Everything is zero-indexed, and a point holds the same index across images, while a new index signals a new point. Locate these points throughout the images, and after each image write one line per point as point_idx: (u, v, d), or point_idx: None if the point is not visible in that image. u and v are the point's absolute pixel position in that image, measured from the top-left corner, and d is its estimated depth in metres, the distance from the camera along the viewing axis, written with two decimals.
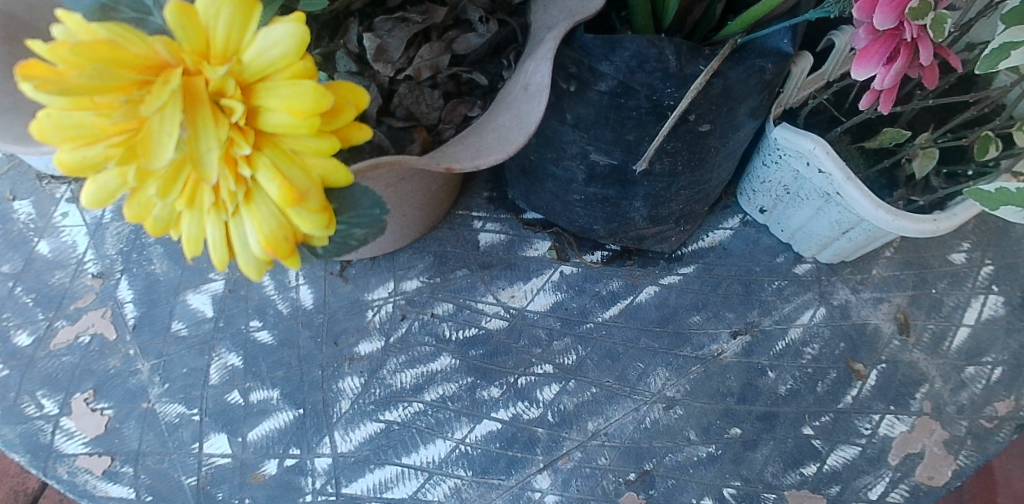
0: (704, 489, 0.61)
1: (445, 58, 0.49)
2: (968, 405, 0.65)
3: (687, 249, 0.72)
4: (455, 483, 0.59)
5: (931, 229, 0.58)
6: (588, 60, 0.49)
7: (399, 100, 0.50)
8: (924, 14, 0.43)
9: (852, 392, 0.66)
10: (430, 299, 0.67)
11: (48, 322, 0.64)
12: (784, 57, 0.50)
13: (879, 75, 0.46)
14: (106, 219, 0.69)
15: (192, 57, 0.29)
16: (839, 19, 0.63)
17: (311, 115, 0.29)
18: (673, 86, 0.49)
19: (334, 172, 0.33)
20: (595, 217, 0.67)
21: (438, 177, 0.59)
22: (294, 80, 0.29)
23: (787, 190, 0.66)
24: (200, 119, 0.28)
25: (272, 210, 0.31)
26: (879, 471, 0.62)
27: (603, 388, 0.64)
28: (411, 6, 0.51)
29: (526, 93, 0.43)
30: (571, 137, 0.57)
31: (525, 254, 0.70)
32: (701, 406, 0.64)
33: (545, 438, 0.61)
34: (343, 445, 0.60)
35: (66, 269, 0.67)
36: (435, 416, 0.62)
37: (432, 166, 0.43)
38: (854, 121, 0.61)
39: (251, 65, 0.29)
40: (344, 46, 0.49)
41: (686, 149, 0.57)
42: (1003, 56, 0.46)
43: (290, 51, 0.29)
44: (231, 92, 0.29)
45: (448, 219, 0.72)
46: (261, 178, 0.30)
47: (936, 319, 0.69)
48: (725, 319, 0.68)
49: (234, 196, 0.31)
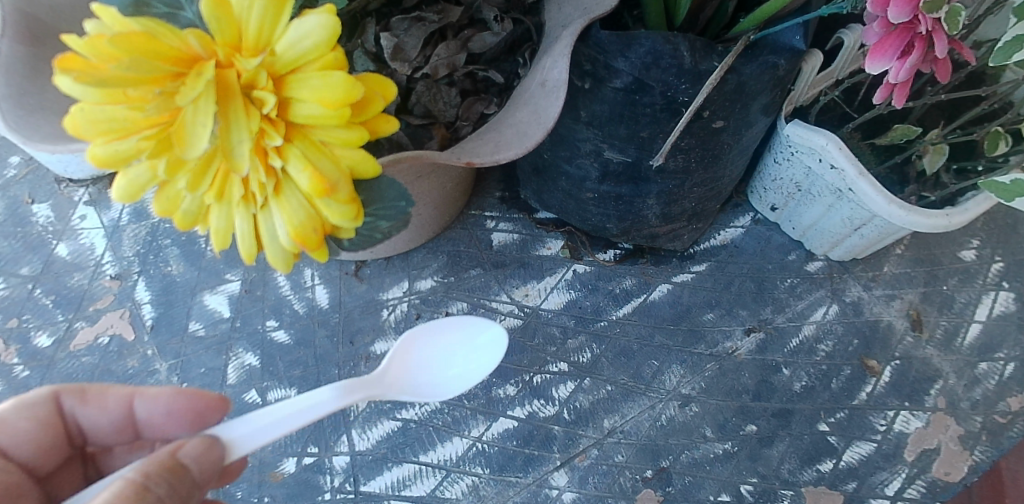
0: (721, 486, 0.61)
1: (461, 57, 0.50)
2: (981, 401, 0.65)
3: (699, 247, 0.73)
4: (473, 481, 0.59)
5: (945, 224, 0.58)
6: (603, 57, 0.50)
7: (416, 98, 0.50)
8: (938, 7, 0.43)
9: (867, 389, 0.66)
10: (444, 298, 0.67)
11: (67, 323, 0.65)
12: (796, 53, 0.51)
13: (893, 69, 0.46)
14: (123, 221, 0.70)
15: (223, 50, 0.29)
16: (848, 16, 0.63)
17: (341, 106, 0.29)
18: (687, 83, 0.50)
19: (362, 163, 0.33)
20: (608, 214, 0.67)
21: (453, 175, 0.59)
22: (324, 72, 0.29)
23: (798, 187, 0.66)
24: (232, 111, 0.29)
25: (301, 202, 0.32)
26: (895, 467, 0.62)
27: (617, 385, 0.64)
28: (426, 6, 0.51)
29: (543, 89, 0.43)
30: (585, 135, 0.58)
31: (539, 253, 0.71)
32: (716, 403, 0.64)
33: (561, 436, 0.61)
34: (360, 443, 0.61)
35: (85, 270, 0.67)
36: (451, 414, 0.62)
37: (453, 161, 0.43)
38: (864, 117, 0.61)
39: (283, 56, 0.30)
40: (361, 46, 0.49)
41: (699, 145, 0.58)
42: (1015, 48, 0.46)
43: (321, 42, 0.29)
44: (262, 84, 0.29)
45: (461, 219, 0.72)
46: (292, 168, 0.30)
47: (948, 315, 0.70)
48: (739, 316, 0.69)
49: (264, 188, 0.31)
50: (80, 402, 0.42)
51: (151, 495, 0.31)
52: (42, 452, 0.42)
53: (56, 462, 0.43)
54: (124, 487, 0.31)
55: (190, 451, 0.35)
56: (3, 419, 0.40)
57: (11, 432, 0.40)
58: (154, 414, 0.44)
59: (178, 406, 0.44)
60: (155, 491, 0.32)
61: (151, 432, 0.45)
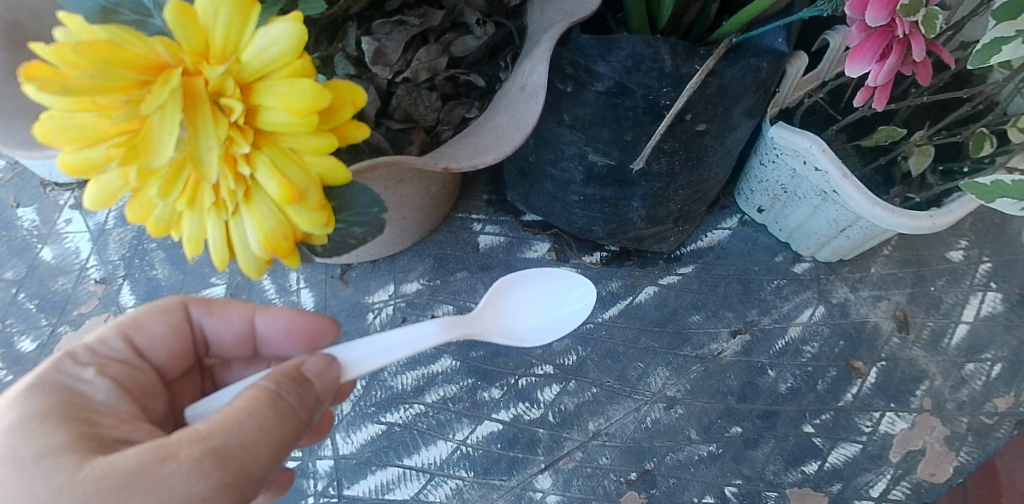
0: (705, 488, 0.61)
1: (442, 61, 0.50)
2: (967, 402, 0.65)
3: (685, 250, 0.73)
4: (457, 484, 0.59)
5: (928, 226, 0.58)
6: (584, 60, 0.50)
7: (397, 102, 0.50)
8: (915, 10, 0.43)
9: (853, 390, 0.66)
10: (430, 301, 0.68)
11: (51, 328, 0.64)
12: (779, 56, 0.51)
13: (873, 72, 0.46)
14: (108, 225, 0.69)
15: (191, 57, 0.29)
16: (833, 18, 0.63)
17: (308, 113, 0.29)
18: (668, 86, 0.50)
19: (332, 171, 0.33)
20: (594, 217, 0.67)
21: (438, 178, 0.59)
22: (292, 79, 0.29)
23: (785, 189, 0.66)
24: (200, 118, 0.29)
25: (271, 209, 0.32)
26: (880, 469, 0.62)
27: (603, 388, 0.64)
28: (408, 10, 0.51)
29: (523, 93, 0.43)
30: (569, 138, 0.58)
31: (525, 256, 0.71)
32: (702, 405, 0.64)
33: (546, 438, 0.62)
34: (344, 447, 0.61)
35: (69, 275, 0.67)
36: (436, 418, 0.62)
37: (430, 165, 0.42)
38: (849, 119, 0.61)
39: (250, 64, 0.30)
40: (342, 50, 0.49)
41: (683, 148, 0.58)
42: (995, 51, 0.47)
43: (288, 49, 0.29)
44: (230, 91, 0.29)
45: (447, 222, 0.72)
46: (260, 176, 0.30)
47: (935, 316, 0.70)
48: (725, 318, 0.69)
49: (234, 196, 0.31)
50: (206, 313, 0.45)
51: (283, 401, 0.36)
52: (171, 355, 0.44)
53: (181, 369, 0.46)
54: (259, 393, 0.35)
55: (310, 367, 0.39)
56: (142, 322, 0.43)
57: (149, 334, 0.43)
58: (272, 329, 0.47)
59: (296, 323, 0.47)
60: (286, 398, 0.36)
61: (266, 348, 0.49)
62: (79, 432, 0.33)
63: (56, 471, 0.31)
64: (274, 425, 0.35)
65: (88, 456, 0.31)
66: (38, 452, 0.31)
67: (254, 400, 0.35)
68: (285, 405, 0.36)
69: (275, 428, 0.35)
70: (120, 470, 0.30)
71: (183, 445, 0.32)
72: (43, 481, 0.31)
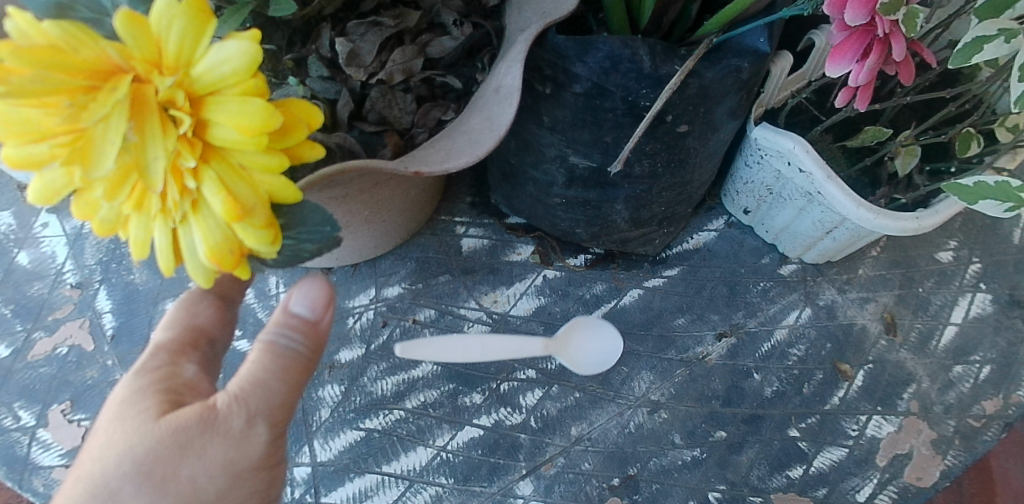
0: (689, 493, 0.60)
1: (418, 62, 0.49)
2: (955, 405, 0.65)
3: (671, 252, 0.72)
4: (437, 490, 0.59)
5: (914, 228, 0.57)
6: (562, 61, 0.49)
7: (371, 104, 0.49)
8: (896, 9, 0.43)
9: (839, 393, 0.65)
10: (412, 305, 0.67)
11: (26, 333, 0.63)
12: (760, 56, 0.50)
13: (854, 71, 0.46)
14: (85, 229, 0.68)
15: (143, 65, 0.28)
16: (818, 17, 0.63)
17: (259, 134, 0.29)
18: (648, 87, 0.49)
19: (282, 189, 0.32)
20: (577, 219, 0.66)
21: (417, 181, 0.58)
22: (244, 97, 0.29)
23: (770, 190, 0.66)
24: (148, 128, 0.28)
25: (218, 224, 0.31)
26: (867, 473, 0.62)
27: (586, 392, 0.63)
28: (384, 10, 0.50)
29: (497, 95, 0.43)
30: (550, 140, 0.57)
31: (508, 258, 0.70)
32: (686, 409, 0.63)
33: (528, 444, 0.61)
34: (322, 454, 0.60)
35: (45, 279, 0.66)
36: (416, 423, 0.61)
37: (400, 170, 0.41)
38: (834, 119, 0.60)
39: (201, 78, 0.29)
40: (315, 51, 0.48)
41: (665, 150, 0.57)
42: (977, 49, 0.46)
43: (241, 68, 0.29)
44: (180, 104, 0.29)
45: (430, 224, 0.71)
46: (206, 190, 0.30)
47: (923, 318, 0.69)
48: (710, 321, 0.68)
49: (179, 206, 0.30)
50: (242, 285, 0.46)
51: (289, 345, 0.39)
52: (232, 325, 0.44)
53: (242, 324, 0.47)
54: (269, 344, 0.39)
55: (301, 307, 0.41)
56: (192, 307, 0.42)
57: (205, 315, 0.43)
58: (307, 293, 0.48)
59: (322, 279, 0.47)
60: (292, 342, 0.40)
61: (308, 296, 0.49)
62: (155, 405, 0.36)
63: (137, 433, 0.35)
64: (290, 377, 0.39)
65: (161, 412, 0.36)
66: (127, 423, 0.36)
67: (267, 355, 0.39)
68: (292, 350, 0.39)
69: (286, 367, 0.39)
70: (181, 423, 0.36)
71: (220, 399, 0.37)
72: (117, 433, 0.36)
